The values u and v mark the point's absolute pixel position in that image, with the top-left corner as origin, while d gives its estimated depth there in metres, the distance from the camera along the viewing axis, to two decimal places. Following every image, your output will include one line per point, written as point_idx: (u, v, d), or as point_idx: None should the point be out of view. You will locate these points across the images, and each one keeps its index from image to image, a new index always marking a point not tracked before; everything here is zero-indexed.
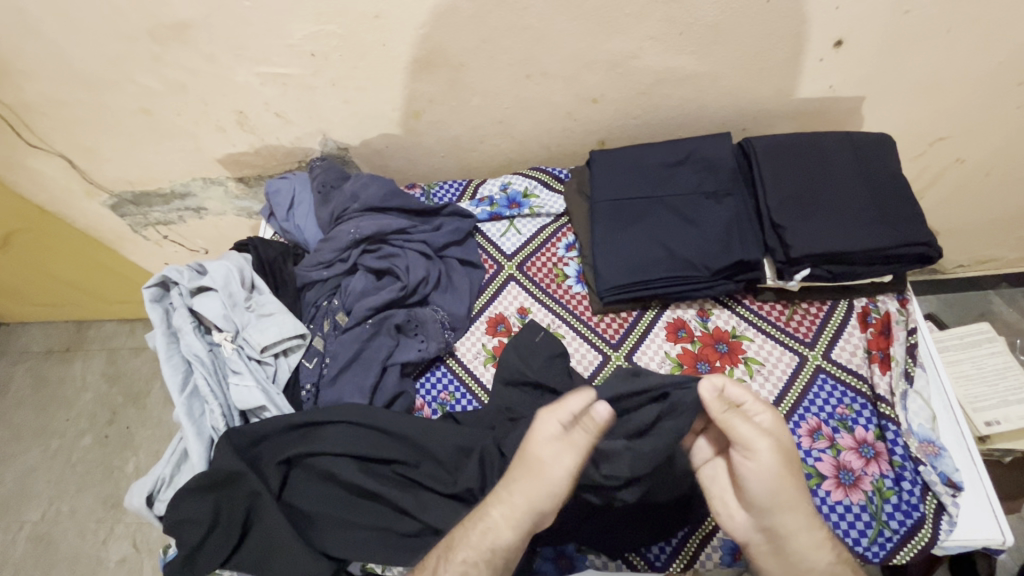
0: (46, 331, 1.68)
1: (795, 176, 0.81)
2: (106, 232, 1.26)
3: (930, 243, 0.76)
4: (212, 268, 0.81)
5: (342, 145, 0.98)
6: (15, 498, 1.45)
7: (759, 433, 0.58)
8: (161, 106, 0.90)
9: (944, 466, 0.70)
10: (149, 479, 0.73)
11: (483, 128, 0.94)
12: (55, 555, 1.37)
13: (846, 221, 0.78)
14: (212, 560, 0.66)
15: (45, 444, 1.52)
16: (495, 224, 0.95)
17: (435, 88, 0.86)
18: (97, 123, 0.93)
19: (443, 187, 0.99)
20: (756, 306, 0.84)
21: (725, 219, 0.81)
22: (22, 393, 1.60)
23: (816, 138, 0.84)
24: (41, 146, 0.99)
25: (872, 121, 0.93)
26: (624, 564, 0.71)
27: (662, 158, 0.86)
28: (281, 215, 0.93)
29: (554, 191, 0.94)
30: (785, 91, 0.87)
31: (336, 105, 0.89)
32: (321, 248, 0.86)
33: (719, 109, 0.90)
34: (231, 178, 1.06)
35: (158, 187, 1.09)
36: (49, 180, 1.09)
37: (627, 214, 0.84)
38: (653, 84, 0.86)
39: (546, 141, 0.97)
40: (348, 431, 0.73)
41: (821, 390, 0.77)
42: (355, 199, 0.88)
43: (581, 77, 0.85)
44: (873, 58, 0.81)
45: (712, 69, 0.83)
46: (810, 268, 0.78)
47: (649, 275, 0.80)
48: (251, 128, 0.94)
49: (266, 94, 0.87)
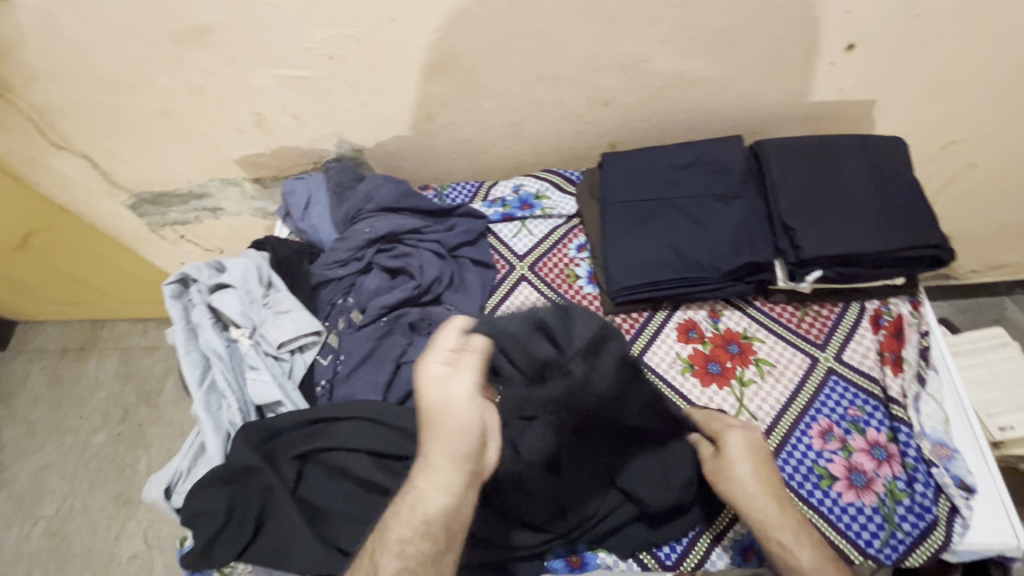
0: (62, 330, 1.71)
1: (807, 179, 0.82)
2: (123, 232, 1.29)
3: (941, 244, 0.76)
4: (230, 265, 0.82)
5: (356, 147, 0.99)
6: (30, 493, 1.47)
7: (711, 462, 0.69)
8: (181, 108, 0.92)
9: (957, 469, 0.71)
10: (167, 472, 0.74)
11: (495, 131, 0.95)
12: (69, 550, 1.39)
13: (857, 223, 0.78)
14: (228, 552, 0.67)
15: (60, 441, 1.54)
16: (506, 225, 0.96)
17: (449, 91, 0.87)
18: (118, 124, 0.96)
19: (456, 189, 1.00)
20: (767, 307, 0.84)
21: (736, 221, 0.81)
22: (38, 390, 1.62)
23: (827, 141, 0.85)
24: (64, 146, 1.01)
25: (884, 125, 0.93)
26: (635, 562, 0.71)
27: (673, 160, 0.86)
28: (296, 215, 0.94)
29: (566, 193, 0.96)
30: (795, 94, 0.88)
31: (352, 107, 0.91)
32: (336, 247, 0.87)
33: (730, 112, 0.91)
34: (247, 179, 1.08)
35: (176, 188, 1.11)
36: (70, 180, 1.11)
37: (638, 216, 0.84)
38: (664, 87, 0.87)
39: (557, 144, 0.99)
40: (362, 427, 0.74)
41: (833, 391, 0.77)
42: (369, 199, 0.89)
43: (593, 80, 0.86)
44: (884, 62, 0.82)
45: (723, 72, 0.84)
46: (822, 269, 0.79)
47: (660, 276, 0.81)
48: (268, 129, 0.95)
49: (284, 97, 0.89)
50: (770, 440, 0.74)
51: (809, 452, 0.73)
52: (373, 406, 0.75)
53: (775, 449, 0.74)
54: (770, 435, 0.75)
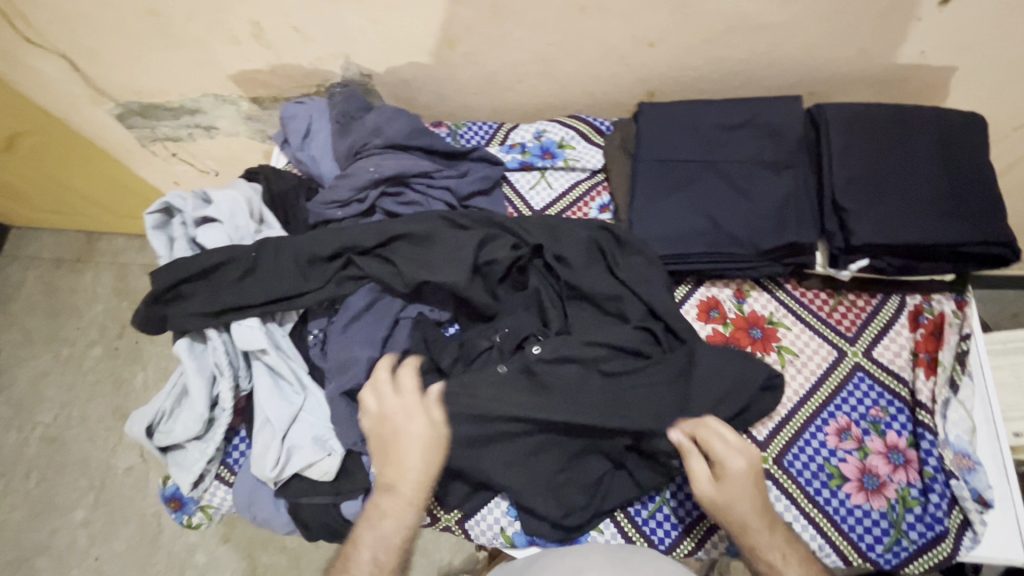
0: (55, 239, 1.65)
1: (868, 153, 0.73)
2: (112, 142, 1.20)
3: (1010, 243, 0.69)
4: (219, 197, 0.75)
5: (366, 72, 0.89)
6: (27, 400, 1.51)
7: (737, 463, 0.64)
8: (169, 9, 0.80)
9: (977, 482, 0.67)
10: (149, 411, 0.71)
11: (522, 65, 0.85)
12: (66, 457, 1.45)
13: (919, 210, 0.70)
14: (291, 494, 0.70)
15: (56, 351, 1.55)
16: (525, 175, 0.87)
17: (475, 14, 0.76)
18: (98, 21, 0.84)
19: (472, 128, 0.91)
20: (799, 291, 0.78)
21: (781, 196, 0.73)
22: (33, 299, 1.61)
23: (898, 112, 0.74)
24: (42, 42, 0.91)
25: (958, 96, 0.82)
26: (619, 533, 0.70)
27: (718, 119, 0.77)
28: (295, 143, 0.85)
29: (592, 144, 0.86)
30: (868, 52, 0.77)
31: (362, 24, 0.80)
32: (336, 185, 0.79)
33: (788, 67, 0.80)
34: (245, 98, 0.98)
35: (167, 101, 1.02)
36: (51, 81, 1.01)
37: (673, 179, 0.76)
38: (720, 31, 0.76)
39: (589, 87, 0.88)
40: (404, 253, 0.73)
41: (857, 388, 0.72)
42: (376, 133, 0.80)
43: (640, 15, 0.74)
44: (978, 23, 0.70)
45: (793, 18, 0.73)
46: (870, 258, 0.71)
47: (689, 250, 0.73)
48: (268, 42, 0.85)
49: (286, 5, 0.78)
50: (782, 432, 0.71)
51: (822, 449, 0.70)
52: (440, 219, 0.76)
53: (786, 443, 0.70)
54: (783, 429, 0.71)
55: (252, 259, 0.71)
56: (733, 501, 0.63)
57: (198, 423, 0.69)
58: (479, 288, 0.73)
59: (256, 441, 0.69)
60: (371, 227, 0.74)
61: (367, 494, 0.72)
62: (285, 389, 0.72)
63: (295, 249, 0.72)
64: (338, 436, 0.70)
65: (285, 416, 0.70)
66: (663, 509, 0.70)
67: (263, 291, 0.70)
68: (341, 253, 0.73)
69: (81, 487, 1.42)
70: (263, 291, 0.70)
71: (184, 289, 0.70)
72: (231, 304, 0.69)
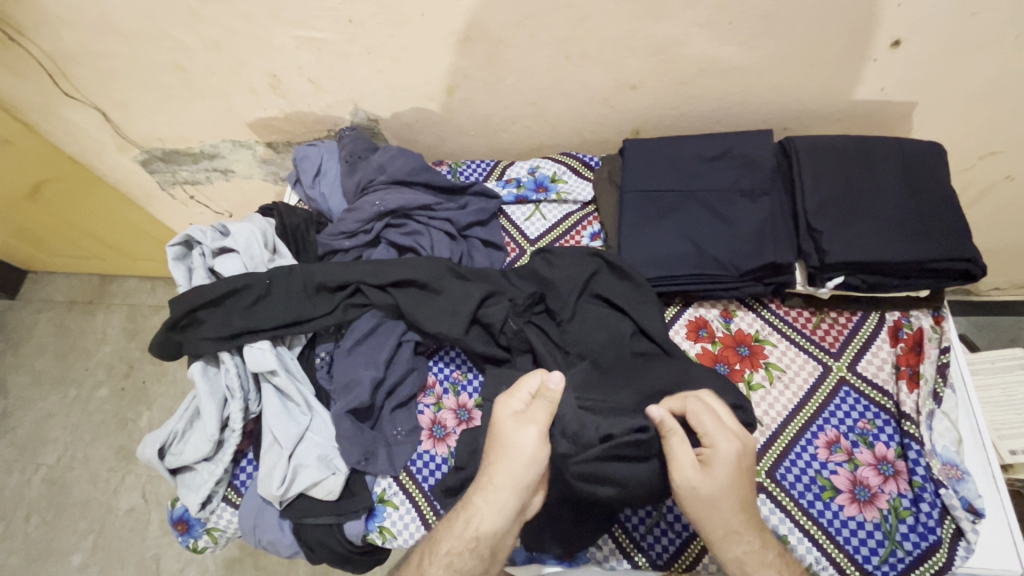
0: (70, 281, 1.71)
1: (836, 179, 0.78)
2: (134, 187, 1.28)
3: (974, 258, 0.73)
4: (235, 229, 0.81)
5: (372, 116, 0.97)
6: (34, 440, 1.53)
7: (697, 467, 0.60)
8: (197, 64, 0.89)
9: (966, 491, 0.68)
10: (161, 433, 0.74)
11: (516, 108, 0.92)
12: (68, 498, 1.45)
13: (887, 230, 0.75)
14: (297, 513, 0.72)
15: (64, 391, 1.58)
16: (520, 207, 0.93)
17: (472, 64, 0.84)
18: (130, 76, 0.93)
19: (471, 166, 0.97)
20: (782, 310, 0.82)
21: (758, 220, 0.78)
22: (45, 340, 1.65)
23: (864, 142, 0.80)
24: (78, 96, 0.99)
25: (922, 127, 0.89)
26: (617, 549, 0.71)
27: (698, 151, 0.83)
28: (307, 181, 0.92)
29: (583, 178, 0.92)
30: (834, 89, 0.83)
31: (369, 74, 0.87)
32: (344, 218, 0.85)
33: (760, 104, 0.88)
34: (260, 143, 1.06)
35: (188, 146, 1.09)
36: (82, 131, 1.10)
37: (657, 206, 0.81)
38: (695, 74, 0.83)
39: (579, 126, 0.95)
40: (409, 296, 0.77)
41: (843, 402, 0.75)
42: (382, 171, 0.87)
43: (622, 62, 0.82)
44: (930, 64, 0.77)
45: (760, 61, 0.80)
46: (845, 275, 0.76)
47: (673, 271, 0.78)
48: (284, 92, 0.93)
49: (301, 59, 0.86)
50: (773, 446, 0.73)
51: (813, 462, 0.71)
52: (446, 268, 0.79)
53: (778, 457, 0.72)
54: (773, 443, 0.73)
55: (265, 285, 0.76)
56: (718, 497, 0.60)
57: (208, 445, 0.72)
58: (478, 337, 0.77)
59: (264, 461, 0.72)
60: (384, 266, 0.79)
61: (370, 514, 0.73)
62: (293, 410, 0.75)
63: (306, 276, 0.77)
64: (343, 454, 0.72)
65: (292, 435, 0.72)
66: (660, 525, 0.71)
67: (277, 313, 0.75)
68: (348, 282, 0.77)
69: (81, 528, 1.42)
70: (275, 313, 0.75)
71: (201, 314, 0.75)
72: (243, 327, 0.73)
